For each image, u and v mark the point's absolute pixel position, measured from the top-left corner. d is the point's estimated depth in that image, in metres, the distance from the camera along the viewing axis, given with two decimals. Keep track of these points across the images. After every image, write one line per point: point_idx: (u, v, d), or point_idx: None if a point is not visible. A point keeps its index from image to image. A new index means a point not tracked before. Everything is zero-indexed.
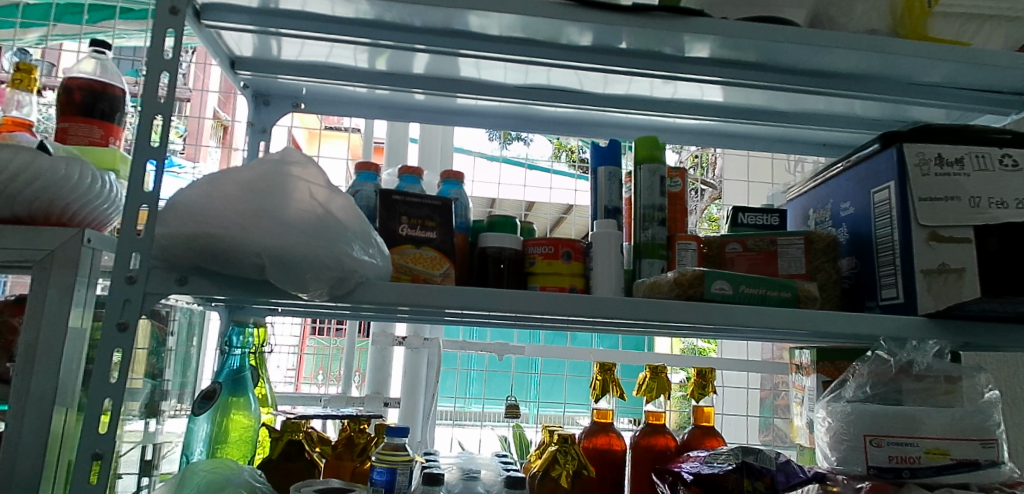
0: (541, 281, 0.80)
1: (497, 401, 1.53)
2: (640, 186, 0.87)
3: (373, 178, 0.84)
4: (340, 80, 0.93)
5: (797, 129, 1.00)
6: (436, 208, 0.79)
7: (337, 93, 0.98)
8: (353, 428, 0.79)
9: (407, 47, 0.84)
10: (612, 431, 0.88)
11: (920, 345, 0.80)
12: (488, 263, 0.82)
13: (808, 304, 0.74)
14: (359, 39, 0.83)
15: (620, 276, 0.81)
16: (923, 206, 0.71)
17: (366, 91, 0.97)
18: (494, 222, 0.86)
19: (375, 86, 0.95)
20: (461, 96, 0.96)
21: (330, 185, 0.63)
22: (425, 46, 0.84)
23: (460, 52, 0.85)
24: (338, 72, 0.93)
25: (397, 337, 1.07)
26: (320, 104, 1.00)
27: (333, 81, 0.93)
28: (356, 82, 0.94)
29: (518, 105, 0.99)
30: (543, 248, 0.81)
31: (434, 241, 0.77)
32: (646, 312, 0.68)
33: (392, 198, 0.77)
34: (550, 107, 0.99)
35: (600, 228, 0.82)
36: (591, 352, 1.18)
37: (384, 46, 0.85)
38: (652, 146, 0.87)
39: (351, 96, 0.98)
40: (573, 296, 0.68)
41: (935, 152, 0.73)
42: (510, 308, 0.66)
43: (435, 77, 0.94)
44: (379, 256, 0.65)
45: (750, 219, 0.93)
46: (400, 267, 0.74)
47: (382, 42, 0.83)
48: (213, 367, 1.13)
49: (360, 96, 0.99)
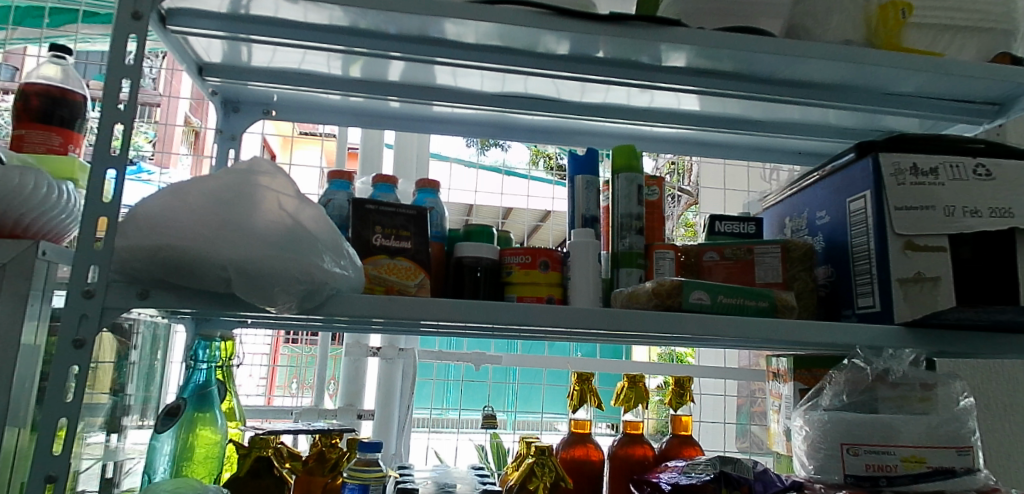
0: (517, 291, 0.79)
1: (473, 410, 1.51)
2: (618, 195, 0.86)
3: (347, 187, 0.83)
4: (313, 87, 0.91)
5: (772, 138, 1.01)
6: (411, 217, 0.77)
7: (308, 101, 0.96)
8: (324, 443, 0.77)
9: (382, 54, 0.83)
10: (590, 443, 0.86)
11: (896, 353, 0.79)
12: (464, 272, 0.81)
13: (785, 313, 0.74)
14: (334, 46, 0.81)
15: (598, 286, 0.81)
16: (899, 215, 0.72)
17: (339, 98, 0.95)
18: (470, 231, 0.84)
19: (349, 94, 0.93)
20: (437, 104, 0.95)
21: (300, 194, 0.61)
22: (401, 53, 0.82)
23: (436, 59, 0.83)
24: (311, 79, 0.91)
25: (372, 348, 1.04)
26: (293, 113, 0.98)
27: (305, 88, 0.91)
28: (329, 89, 0.92)
29: (495, 113, 0.97)
30: (519, 258, 0.80)
31: (409, 251, 0.75)
32: (625, 323, 0.67)
33: (365, 207, 0.76)
34: (528, 115, 0.98)
35: (578, 237, 0.81)
36: (568, 361, 1.17)
37: (358, 53, 0.83)
38: (630, 155, 0.86)
39: (324, 103, 0.97)
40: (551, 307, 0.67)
41: (910, 162, 0.73)
42: (487, 320, 0.65)
43: (411, 84, 0.92)
44: (351, 267, 0.63)
45: (726, 227, 0.93)
46: (374, 278, 0.72)
47: (356, 49, 0.82)
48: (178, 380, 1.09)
49: (333, 104, 0.97)
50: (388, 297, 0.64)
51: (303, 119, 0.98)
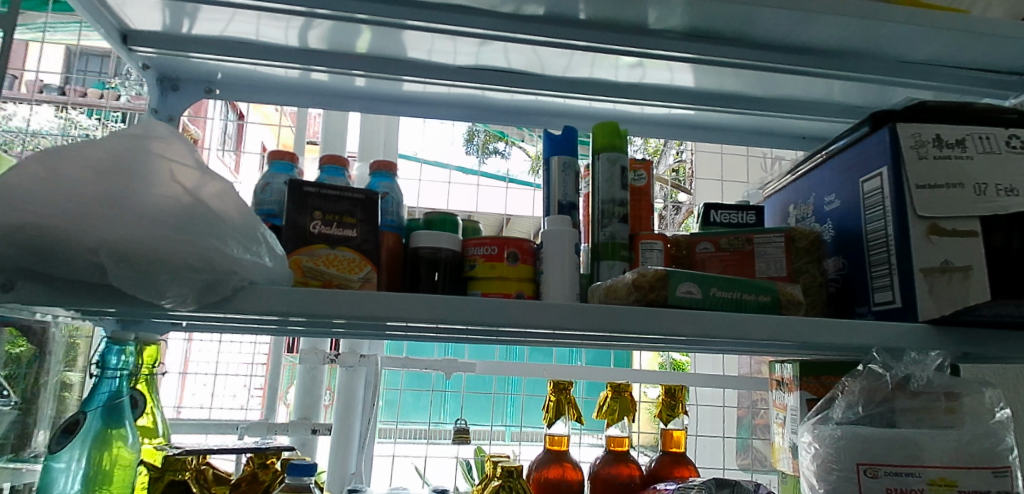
0: (482, 286, 0.69)
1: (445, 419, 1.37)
2: (599, 178, 0.76)
3: (292, 172, 0.72)
4: (267, 60, 0.81)
5: (775, 119, 0.91)
6: (358, 201, 0.67)
7: (262, 79, 0.86)
8: (257, 464, 0.67)
9: (348, 17, 0.73)
10: (567, 462, 0.75)
11: (920, 357, 0.69)
12: (420, 268, 0.70)
13: (791, 310, 0.62)
14: (294, 7, 0.71)
15: (574, 281, 0.70)
16: (920, 195, 0.62)
17: (298, 75, 0.85)
18: (431, 220, 0.74)
19: (310, 68, 0.82)
20: (407, 80, 0.85)
21: (203, 166, 0.51)
22: (368, 16, 0.73)
23: (407, 23, 0.74)
24: (264, 51, 0.81)
25: (329, 355, 0.94)
26: (247, 94, 0.88)
27: (259, 61, 0.81)
28: (283, 62, 0.82)
29: (470, 91, 0.87)
30: (485, 248, 0.70)
31: (354, 240, 0.64)
32: (602, 321, 0.57)
33: (304, 190, 0.65)
34: (506, 93, 0.88)
35: (552, 225, 0.71)
36: (546, 368, 1.05)
37: (321, 16, 0.73)
38: (613, 134, 0.76)
39: (281, 81, 0.86)
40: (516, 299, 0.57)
41: (932, 133, 0.63)
42: (437, 317, 0.54)
43: (377, 55, 0.82)
44: (268, 256, 0.52)
45: (722, 216, 0.83)
46: (308, 271, 0.62)
47: (318, 11, 0.72)
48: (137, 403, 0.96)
49: (291, 82, 0.87)
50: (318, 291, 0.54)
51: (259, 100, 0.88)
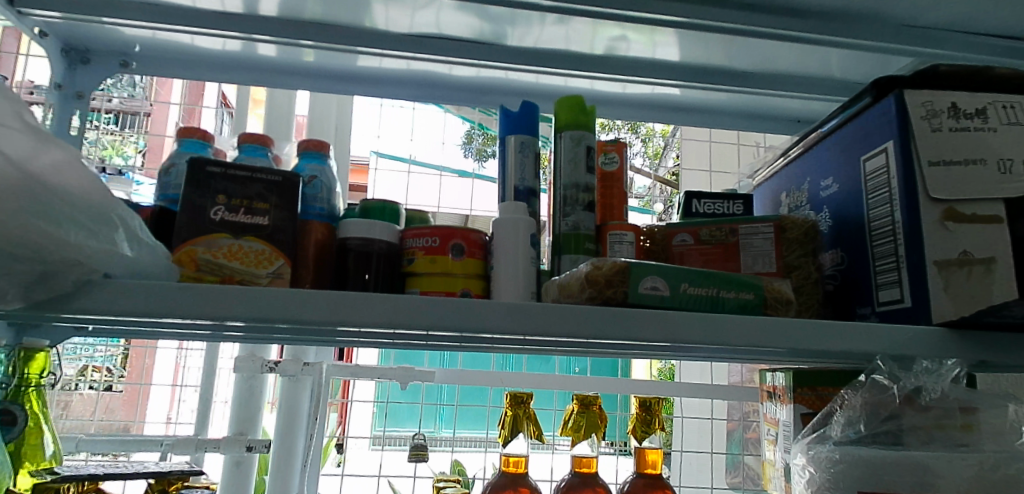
0: (421, 285, 0.59)
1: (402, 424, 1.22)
2: (561, 160, 0.66)
3: (204, 151, 0.63)
4: (199, 27, 0.70)
5: (767, 98, 0.81)
6: (273, 184, 0.57)
7: (197, 51, 0.76)
8: (158, 490, 0.60)
9: None
10: (524, 487, 0.65)
11: (934, 367, 0.59)
12: (349, 262, 0.60)
13: (779, 310, 0.52)
14: None
15: (530, 277, 0.60)
16: (932, 173, 0.52)
17: (235, 46, 0.74)
18: (369, 208, 0.64)
19: (252, 37, 0.72)
20: (363, 52, 0.75)
21: (36, 128, 0.41)
22: None
23: None
24: (196, 17, 0.70)
25: (268, 362, 0.84)
26: (184, 68, 0.78)
27: (189, 29, 0.70)
28: (220, 31, 0.71)
29: (432, 66, 0.77)
30: (424, 240, 0.60)
31: (265, 230, 0.55)
32: (548, 326, 0.47)
33: (206, 170, 0.55)
34: (472, 69, 0.78)
35: (503, 213, 0.62)
36: (503, 378, 0.95)
37: None
38: (577, 108, 0.66)
39: (219, 53, 0.76)
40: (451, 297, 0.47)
41: (947, 102, 0.54)
42: (357, 318, 0.46)
43: (326, 23, 0.72)
44: (125, 243, 0.45)
45: (706, 207, 0.74)
46: (204, 265, 0.53)
47: None
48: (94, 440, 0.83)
49: (226, 55, 0.76)
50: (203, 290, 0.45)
51: (199, 76, 0.79)
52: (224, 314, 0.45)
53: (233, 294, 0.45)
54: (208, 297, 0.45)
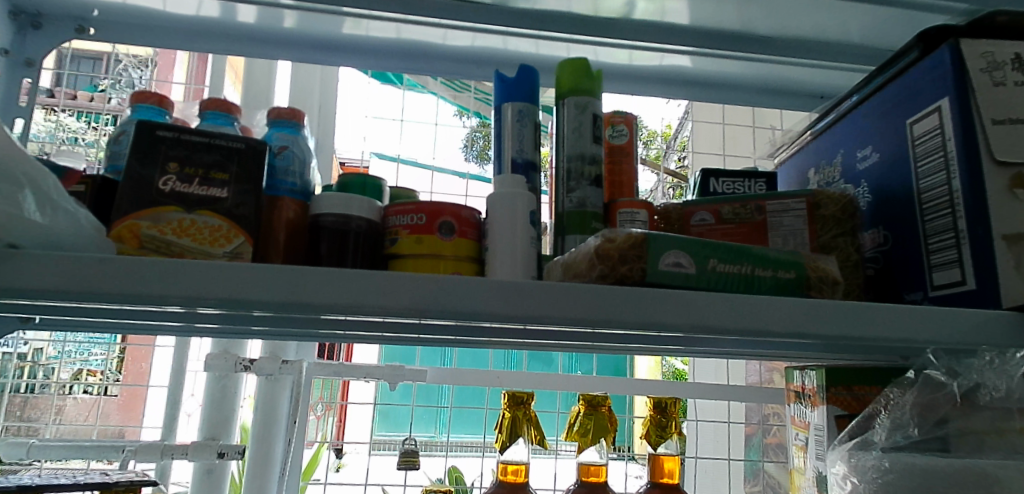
0: (405, 267, 0.52)
1: (394, 427, 1.14)
2: (564, 129, 0.58)
3: (161, 119, 0.56)
4: None
5: (792, 68, 0.74)
6: (234, 152, 0.49)
7: (163, 15, 0.68)
8: None
9: None
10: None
11: (995, 359, 0.50)
12: (323, 243, 0.53)
13: (823, 292, 0.45)
14: None
15: (528, 260, 0.53)
16: (996, 132, 0.45)
17: (205, 9, 0.67)
18: (348, 183, 0.57)
19: None
20: (349, 14, 0.67)
21: None
22: None
23: None
24: None
25: (243, 361, 0.77)
26: (150, 35, 0.71)
27: None
28: None
29: (422, 32, 0.70)
30: (408, 217, 0.53)
31: (224, 203, 0.48)
32: (550, 308, 0.40)
33: (156, 135, 0.48)
34: (468, 35, 0.70)
35: (499, 187, 0.54)
36: (500, 376, 0.88)
37: None
38: (581, 71, 0.59)
39: (190, 18, 0.69)
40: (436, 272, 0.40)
41: (1010, 52, 0.47)
42: (320, 299, 0.39)
43: None
44: (32, 209, 0.39)
45: (725, 187, 0.66)
46: (150, 241, 0.46)
47: None
48: (58, 442, 0.74)
49: (195, 20, 0.69)
50: (140, 265, 0.38)
51: (168, 45, 0.72)
52: (165, 292, 0.38)
53: (176, 268, 0.38)
54: (146, 273, 0.38)
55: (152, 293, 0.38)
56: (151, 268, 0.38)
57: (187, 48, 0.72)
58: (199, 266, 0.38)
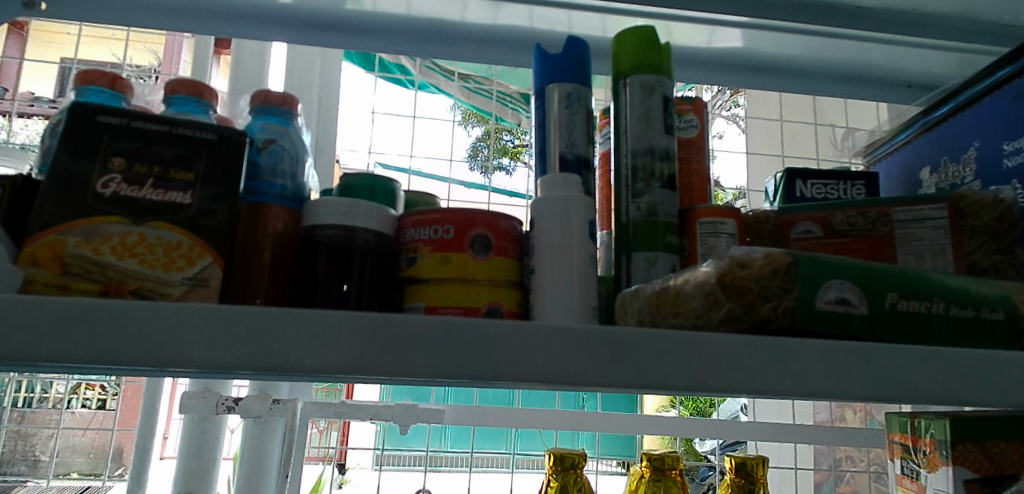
0: (427, 297, 0.39)
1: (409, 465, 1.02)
2: (626, 117, 0.46)
3: (115, 104, 0.43)
4: None
5: (886, 48, 0.62)
6: (200, 144, 0.37)
7: None
8: None
9: None
10: None
11: None
12: (320, 264, 0.40)
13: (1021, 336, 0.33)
14: None
15: (587, 286, 0.41)
16: None
17: None
18: (351, 185, 0.45)
19: None
20: None
21: None
22: None
23: None
24: None
25: (227, 400, 0.65)
26: (113, 12, 0.58)
27: None
28: None
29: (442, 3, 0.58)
30: (430, 230, 0.40)
31: (186, 212, 0.36)
32: (652, 370, 0.28)
33: (93, 120, 0.35)
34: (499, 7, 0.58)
35: (549, 190, 0.42)
36: (530, 417, 0.75)
37: None
38: (647, 42, 0.46)
39: None
40: (486, 317, 0.28)
41: None
42: (312, 356, 0.27)
43: None
44: None
45: (815, 192, 0.53)
46: (80, 263, 0.34)
47: None
48: None
49: None
50: (61, 316, 0.26)
51: (133, 22, 0.59)
52: (94, 357, 0.26)
53: (112, 319, 0.26)
54: (66, 328, 0.26)
55: (77, 359, 0.26)
56: (74, 322, 0.26)
57: (159, 27, 0.60)
58: (146, 314, 0.26)
